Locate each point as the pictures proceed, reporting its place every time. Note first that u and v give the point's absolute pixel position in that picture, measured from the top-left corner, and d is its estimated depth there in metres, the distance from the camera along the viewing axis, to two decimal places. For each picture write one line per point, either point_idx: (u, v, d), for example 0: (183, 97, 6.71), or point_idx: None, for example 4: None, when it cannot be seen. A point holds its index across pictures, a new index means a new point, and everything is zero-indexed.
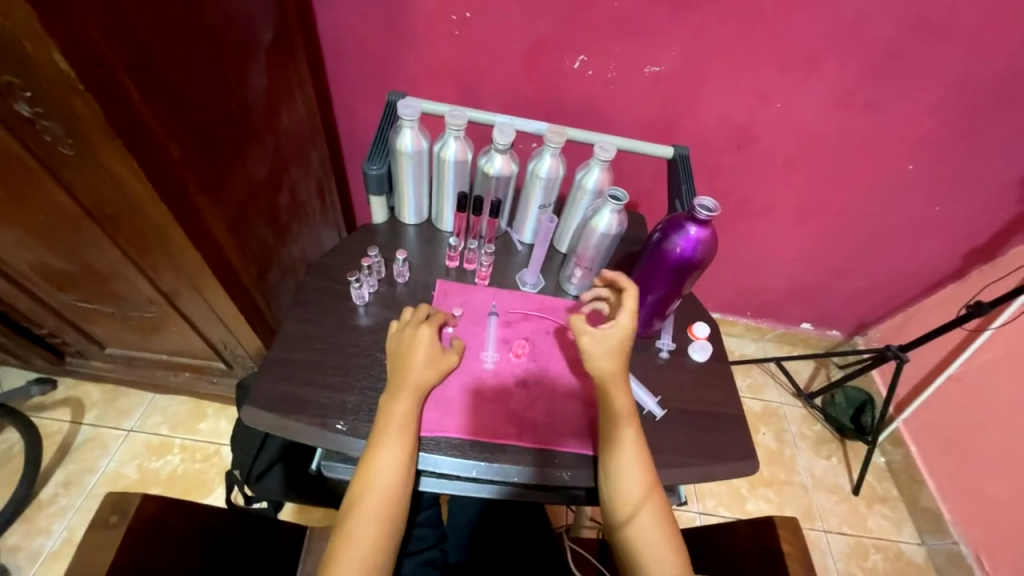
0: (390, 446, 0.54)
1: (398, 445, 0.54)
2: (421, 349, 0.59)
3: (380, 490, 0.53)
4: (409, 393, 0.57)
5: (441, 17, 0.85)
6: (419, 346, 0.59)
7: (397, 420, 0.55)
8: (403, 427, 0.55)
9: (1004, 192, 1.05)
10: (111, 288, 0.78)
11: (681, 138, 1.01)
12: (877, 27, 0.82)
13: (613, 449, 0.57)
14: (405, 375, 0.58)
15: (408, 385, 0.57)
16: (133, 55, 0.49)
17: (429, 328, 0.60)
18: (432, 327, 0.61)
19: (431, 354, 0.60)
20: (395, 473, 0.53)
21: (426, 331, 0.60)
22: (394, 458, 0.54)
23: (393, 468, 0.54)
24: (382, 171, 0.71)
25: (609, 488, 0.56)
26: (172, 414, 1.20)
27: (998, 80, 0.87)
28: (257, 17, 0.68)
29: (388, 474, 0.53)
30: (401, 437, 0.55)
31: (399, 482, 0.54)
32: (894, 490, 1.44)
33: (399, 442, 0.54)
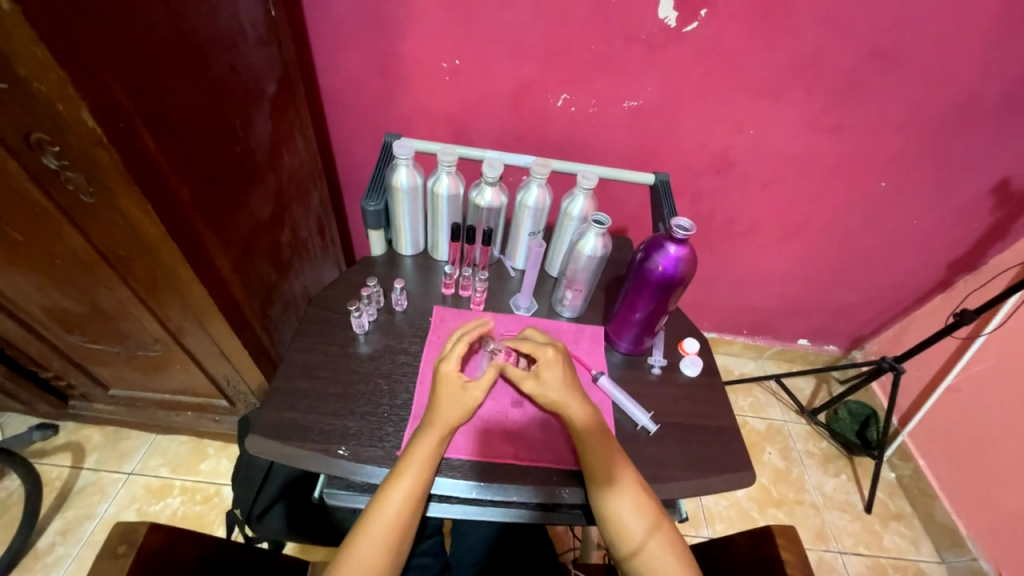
0: (407, 479, 0.55)
1: (415, 481, 0.55)
2: (445, 387, 0.59)
3: (387, 519, 0.54)
4: (435, 433, 0.57)
5: (432, 65, 0.92)
6: (445, 384, 0.59)
7: (419, 458, 0.56)
8: (423, 463, 0.56)
9: (977, 202, 1.10)
10: (119, 328, 0.80)
11: (662, 165, 1.06)
12: (834, 57, 0.88)
13: (608, 489, 0.56)
14: (434, 414, 0.58)
15: (436, 425, 0.57)
16: (149, 111, 0.54)
17: (449, 363, 0.60)
18: (453, 363, 0.60)
19: (456, 393, 0.59)
20: (405, 507, 0.54)
21: (448, 368, 0.60)
22: (407, 494, 0.54)
23: (403, 503, 0.54)
24: (379, 208, 0.74)
25: (608, 521, 0.57)
26: (173, 455, 1.20)
27: (955, 100, 0.93)
28: (262, 71, 0.74)
29: (399, 505, 0.54)
30: (420, 471, 0.55)
31: (409, 517, 0.54)
32: (907, 506, 1.41)
33: (415, 476, 0.55)
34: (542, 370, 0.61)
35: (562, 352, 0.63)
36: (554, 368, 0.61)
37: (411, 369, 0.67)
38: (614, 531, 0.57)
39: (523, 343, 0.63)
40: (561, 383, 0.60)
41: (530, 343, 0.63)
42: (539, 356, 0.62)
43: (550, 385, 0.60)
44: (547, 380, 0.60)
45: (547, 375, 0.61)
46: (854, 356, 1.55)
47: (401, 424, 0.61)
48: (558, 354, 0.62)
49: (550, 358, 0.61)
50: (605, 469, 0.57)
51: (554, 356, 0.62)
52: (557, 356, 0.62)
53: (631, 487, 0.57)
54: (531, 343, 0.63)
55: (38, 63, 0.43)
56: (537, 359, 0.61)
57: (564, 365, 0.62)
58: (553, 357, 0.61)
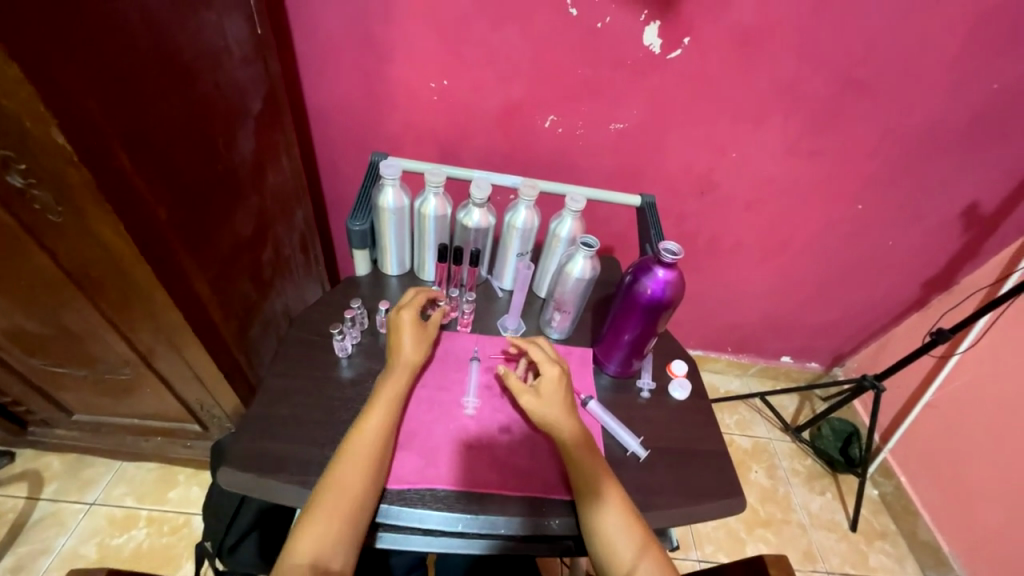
0: (380, 409, 0.59)
1: (386, 412, 0.59)
2: (405, 329, 0.65)
3: (365, 444, 0.56)
4: (402, 370, 0.62)
5: (421, 85, 0.92)
6: (405, 328, 0.65)
7: (388, 392, 0.60)
8: (394, 393, 0.60)
9: (947, 224, 1.14)
10: (85, 350, 0.76)
11: (648, 186, 1.08)
12: (811, 86, 0.91)
13: (598, 497, 0.55)
14: (399, 354, 0.63)
15: (401, 364, 0.63)
16: (127, 129, 0.52)
17: (409, 312, 0.66)
18: (412, 311, 0.66)
19: (416, 334, 0.65)
20: (380, 434, 0.57)
21: (408, 316, 0.65)
22: (381, 422, 0.58)
23: (379, 430, 0.57)
24: (365, 227, 0.73)
25: (595, 540, 0.55)
26: (139, 483, 1.14)
27: (925, 128, 0.97)
28: (247, 89, 0.73)
29: (374, 433, 0.57)
30: (392, 401, 0.60)
31: (383, 445, 0.57)
32: (891, 523, 1.42)
33: (388, 405, 0.59)
34: (542, 386, 0.61)
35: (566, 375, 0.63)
36: (555, 388, 0.60)
37: None
38: (605, 555, 0.54)
39: (536, 352, 0.63)
40: (557, 402, 0.60)
41: (539, 354, 0.63)
42: (545, 370, 0.62)
43: (550, 409, 0.59)
44: (547, 397, 0.60)
45: (546, 392, 0.60)
46: (834, 373, 1.58)
47: None
48: (562, 375, 0.62)
49: (553, 376, 0.61)
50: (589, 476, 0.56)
51: (557, 376, 0.61)
52: (561, 378, 0.61)
53: (620, 501, 0.56)
54: (541, 355, 0.63)
55: (7, 80, 0.41)
56: (540, 372, 0.61)
57: (564, 388, 0.61)
58: (557, 374, 0.61)
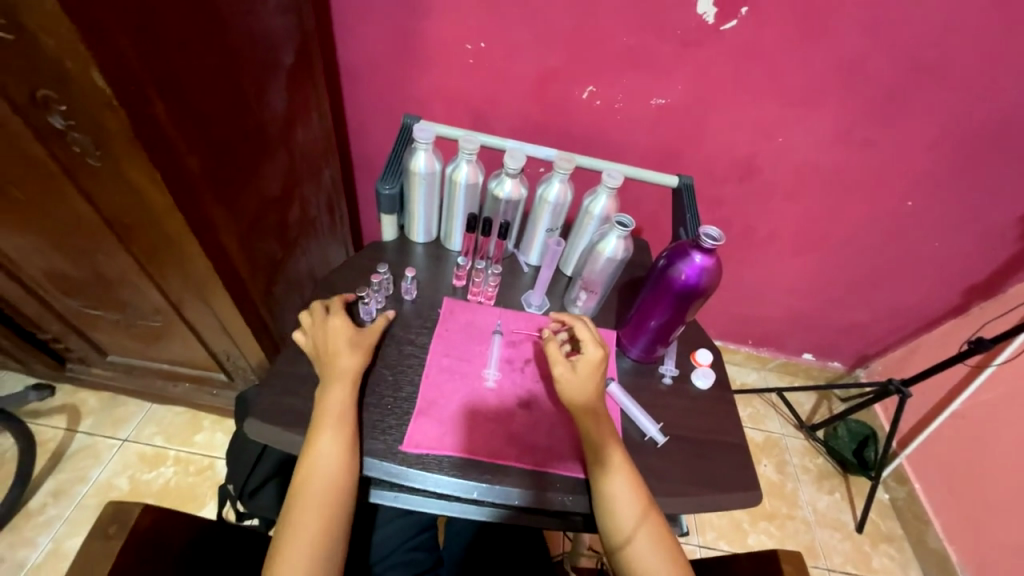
0: (328, 440, 0.54)
1: (336, 405, 0.56)
2: (335, 336, 0.61)
3: (328, 435, 0.54)
4: (341, 368, 0.59)
5: (457, 46, 0.89)
6: (334, 333, 0.61)
7: (336, 387, 0.57)
8: (339, 416, 0.56)
9: (1004, 228, 1.07)
10: (119, 295, 0.79)
11: (685, 167, 1.03)
12: (874, 69, 0.85)
13: (604, 466, 0.56)
14: (334, 357, 0.59)
15: (336, 365, 0.59)
16: (163, 76, 0.51)
17: (337, 317, 0.63)
18: (340, 317, 0.63)
19: (350, 339, 0.62)
20: (333, 469, 0.53)
21: (336, 322, 0.62)
22: (332, 452, 0.53)
23: (332, 465, 0.53)
24: (394, 191, 0.72)
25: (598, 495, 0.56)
26: (168, 424, 1.19)
27: (996, 122, 0.89)
28: (279, 40, 0.71)
29: (333, 426, 0.55)
30: (339, 429, 0.55)
31: (347, 434, 0.55)
32: (899, 528, 1.41)
33: (337, 434, 0.55)
34: (582, 362, 0.59)
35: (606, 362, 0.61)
36: (592, 371, 0.59)
37: (418, 361, 0.65)
38: (609, 525, 0.55)
39: (585, 329, 0.62)
40: (586, 386, 0.58)
41: (586, 332, 0.62)
42: (588, 348, 0.60)
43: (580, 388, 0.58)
44: (580, 376, 0.59)
45: (580, 372, 0.59)
46: (857, 374, 1.54)
47: (404, 418, 0.60)
48: (603, 359, 0.60)
49: (593, 358, 0.59)
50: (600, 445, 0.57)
51: (598, 358, 0.59)
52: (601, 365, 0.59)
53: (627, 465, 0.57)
54: (588, 333, 0.62)
55: (48, 17, 0.40)
56: (584, 349, 0.59)
57: (598, 374, 0.59)
58: (598, 357, 0.59)
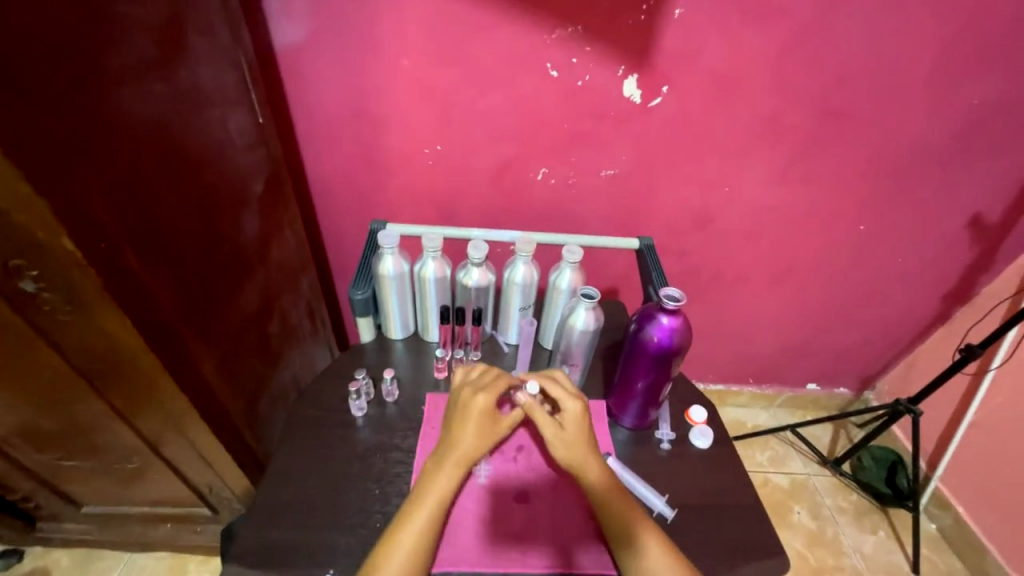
0: (414, 531, 0.51)
1: (430, 516, 0.52)
2: (473, 416, 0.57)
3: (405, 554, 0.49)
4: (452, 466, 0.54)
5: (416, 152, 0.96)
6: (475, 413, 0.57)
7: (436, 490, 0.53)
8: (436, 506, 0.52)
9: (954, 237, 1.12)
10: (93, 442, 0.76)
11: (646, 226, 1.09)
12: (793, 119, 0.94)
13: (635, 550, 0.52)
14: (456, 445, 0.56)
15: (454, 459, 0.55)
16: (134, 225, 0.54)
17: (486, 396, 0.58)
18: (488, 396, 0.58)
19: (482, 426, 0.57)
20: (408, 567, 0.49)
21: (482, 400, 0.57)
22: (415, 544, 0.50)
23: (408, 562, 0.49)
24: (366, 295, 0.73)
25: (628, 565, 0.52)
26: (149, 575, 1.09)
27: (914, 147, 0.98)
28: (250, 174, 0.76)
29: (411, 545, 0.50)
30: (430, 522, 0.51)
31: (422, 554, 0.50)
32: (956, 561, 1.30)
33: (426, 525, 0.51)
34: (567, 421, 0.58)
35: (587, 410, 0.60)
36: (578, 426, 0.58)
37: (404, 468, 0.63)
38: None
39: (557, 385, 0.60)
40: (576, 443, 0.57)
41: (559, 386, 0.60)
42: (567, 404, 0.58)
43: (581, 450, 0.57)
44: (568, 434, 0.57)
45: (567, 430, 0.58)
46: (867, 398, 1.51)
47: None
48: (585, 411, 0.59)
49: (575, 412, 0.58)
50: (623, 525, 0.53)
51: (578, 412, 0.58)
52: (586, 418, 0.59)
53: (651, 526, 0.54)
54: (562, 387, 0.60)
55: (20, 198, 0.43)
56: (565, 408, 0.58)
57: (585, 428, 0.58)
58: (580, 410, 0.58)
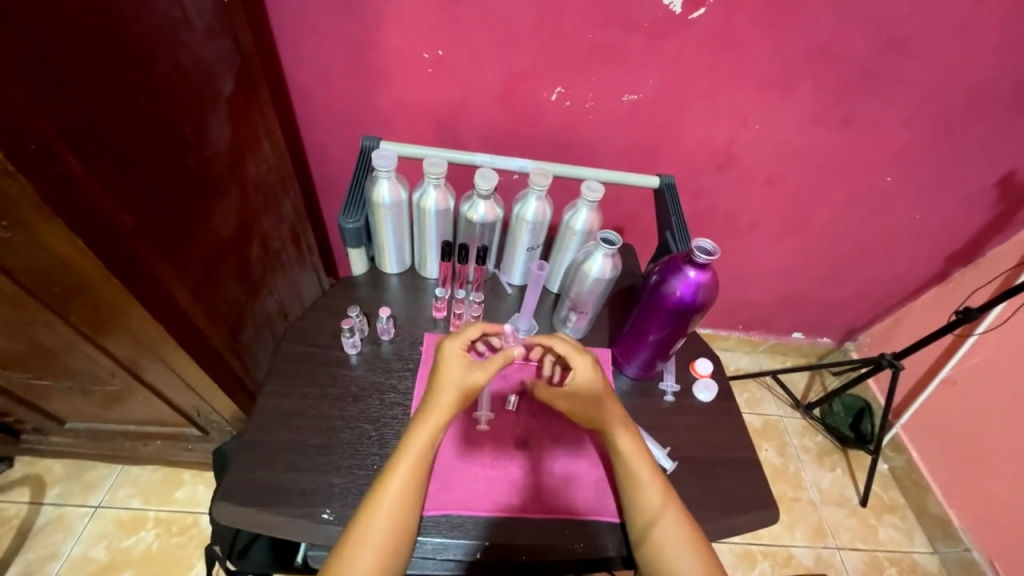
0: (400, 476, 0.50)
1: (413, 468, 0.50)
2: (446, 366, 0.53)
3: (392, 503, 0.49)
4: (435, 415, 0.52)
5: (412, 56, 0.83)
6: (449, 363, 0.53)
7: (418, 440, 0.51)
8: (421, 456, 0.51)
9: (981, 195, 1.07)
10: (66, 364, 0.71)
11: (663, 163, 0.99)
12: (848, 47, 0.82)
13: (640, 491, 0.53)
14: (436, 392, 0.53)
15: (436, 407, 0.52)
16: (72, 126, 0.45)
17: (456, 343, 0.54)
18: (460, 342, 0.54)
19: (460, 374, 0.53)
20: (400, 510, 0.49)
21: (454, 348, 0.54)
22: (402, 489, 0.49)
23: (398, 506, 0.49)
24: (359, 225, 0.66)
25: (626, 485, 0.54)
26: (144, 484, 1.11)
27: (970, 92, 0.88)
28: (215, 69, 0.64)
29: (398, 494, 0.49)
30: (414, 469, 0.50)
31: (410, 505, 0.49)
32: (900, 497, 1.41)
33: (411, 470, 0.50)
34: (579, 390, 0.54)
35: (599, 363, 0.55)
36: (592, 381, 0.54)
37: (401, 411, 0.60)
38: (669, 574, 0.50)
39: (560, 345, 0.55)
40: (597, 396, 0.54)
41: (563, 347, 0.55)
42: (574, 366, 0.54)
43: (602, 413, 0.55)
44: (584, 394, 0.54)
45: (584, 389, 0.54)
46: (847, 348, 1.54)
47: None
48: (595, 366, 0.54)
49: (585, 370, 0.54)
50: (630, 470, 0.54)
51: (589, 368, 0.54)
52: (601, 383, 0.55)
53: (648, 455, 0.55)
54: (566, 347, 0.55)
55: None
56: (571, 371, 0.53)
57: (597, 385, 0.54)
58: (589, 367, 0.54)
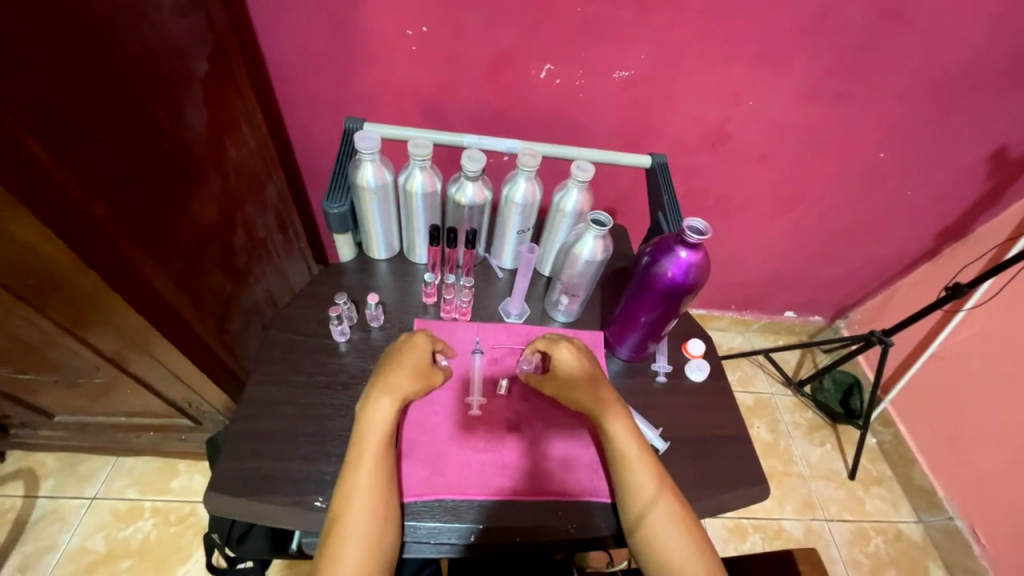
0: (368, 458, 0.50)
1: (378, 450, 0.51)
2: (408, 357, 0.57)
3: (365, 487, 0.49)
4: (389, 398, 0.53)
5: (395, 33, 0.80)
6: (407, 357, 0.57)
7: (375, 426, 0.52)
8: (382, 438, 0.51)
9: (973, 171, 1.06)
10: (49, 359, 0.70)
11: (655, 142, 0.98)
12: (843, 19, 0.80)
13: (630, 470, 0.53)
14: (389, 375, 0.55)
15: (386, 391, 0.54)
16: (36, 111, 0.43)
17: (421, 343, 0.58)
18: (428, 342, 0.59)
19: (415, 363, 0.57)
20: (375, 489, 0.49)
21: (422, 344, 0.58)
22: (372, 471, 0.50)
23: (371, 489, 0.49)
24: (344, 210, 0.64)
25: (615, 465, 0.54)
26: (139, 475, 1.11)
27: (965, 65, 0.87)
28: (187, 48, 0.61)
29: (368, 477, 0.50)
30: (379, 458, 0.51)
31: (385, 484, 0.50)
32: (888, 469, 1.44)
33: (378, 451, 0.51)
34: (558, 369, 0.59)
35: (580, 351, 0.61)
36: (571, 361, 0.59)
37: None
38: (659, 552, 0.51)
39: (542, 338, 0.61)
40: (576, 376, 0.59)
41: (545, 338, 0.62)
42: (555, 350, 0.60)
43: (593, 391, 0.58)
44: (564, 375, 0.59)
45: (563, 370, 0.59)
46: (838, 326, 1.55)
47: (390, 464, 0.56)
48: (574, 349, 0.60)
49: (565, 353, 0.59)
50: (617, 447, 0.55)
51: (569, 352, 0.59)
52: (585, 363, 0.60)
53: (637, 435, 0.56)
54: (547, 338, 0.61)
55: None
56: (552, 353, 0.59)
57: (576, 369, 0.59)
58: (569, 350, 0.60)
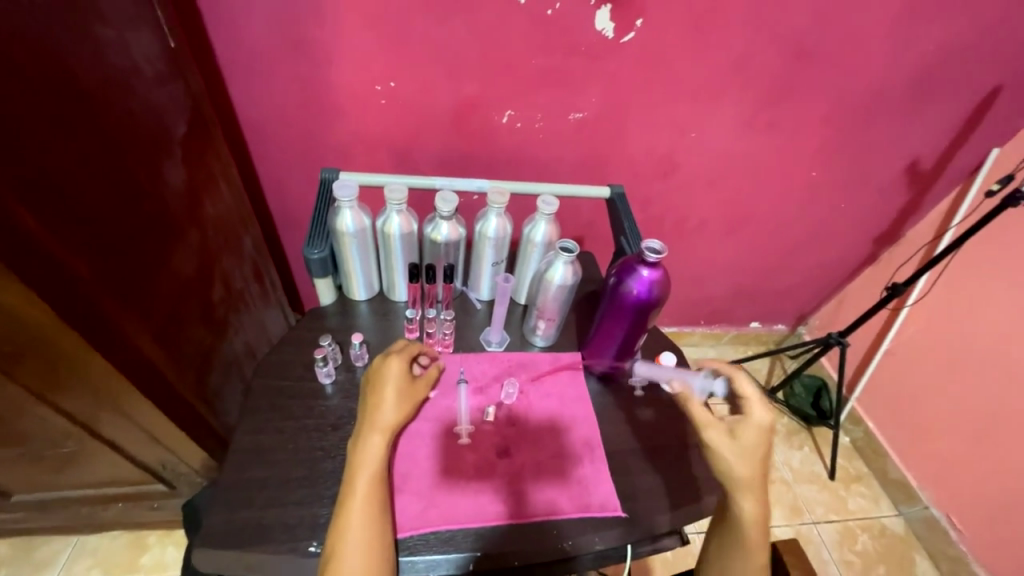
0: (361, 496, 0.50)
1: (371, 487, 0.51)
2: (391, 388, 0.57)
3: (358, 526, 0.49)
4: (379, 433, 0.54)
5: (366, 89, 0.85)
6: (390, 385, 0.57)
7: (368, 463, 0.52)
8: (374, 475, 0.52)
9: (894, 182, 1.19)
10: (14, 431, 0.67)
11: (612, 173, 1.06)
12: (763, 60, 0.91)
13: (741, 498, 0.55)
14: (378, 409, 0.55)
15: (375, 426, 0.54)
16: (24, 181, 0.44)
17: (396, 362, 0.58)
18: (402, 359, 0.59)
19: (397, 391, 0.57)
20: (369, 527, 0.49)
21: (396, 365, 0.58)
22: (364, 509, 0.50)
23: (365, 528, 0.49)
24: (324, 255, 0.67)
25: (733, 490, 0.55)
26: (105, 554, 1.03)
27: (870, 93, 1.00)
28: (166, 113, 0.64)
29: (361, 515, 0.49)
30: (370, 495, 0.51)
31: (379, 520, 0.50)
32: (864, 466, 1.50)
33: (371, 488, 0.51)
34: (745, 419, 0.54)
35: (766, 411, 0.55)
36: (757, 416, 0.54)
37: None
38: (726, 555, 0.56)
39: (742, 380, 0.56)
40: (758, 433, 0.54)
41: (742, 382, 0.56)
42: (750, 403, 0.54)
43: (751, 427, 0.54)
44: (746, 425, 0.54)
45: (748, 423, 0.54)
46: (800, 332, 1.64)
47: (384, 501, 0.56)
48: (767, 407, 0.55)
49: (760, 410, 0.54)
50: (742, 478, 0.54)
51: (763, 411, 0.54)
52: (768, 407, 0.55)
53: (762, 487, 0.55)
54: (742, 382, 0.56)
55: None
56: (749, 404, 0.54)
57: (759, 427, 0.54)
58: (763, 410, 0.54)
